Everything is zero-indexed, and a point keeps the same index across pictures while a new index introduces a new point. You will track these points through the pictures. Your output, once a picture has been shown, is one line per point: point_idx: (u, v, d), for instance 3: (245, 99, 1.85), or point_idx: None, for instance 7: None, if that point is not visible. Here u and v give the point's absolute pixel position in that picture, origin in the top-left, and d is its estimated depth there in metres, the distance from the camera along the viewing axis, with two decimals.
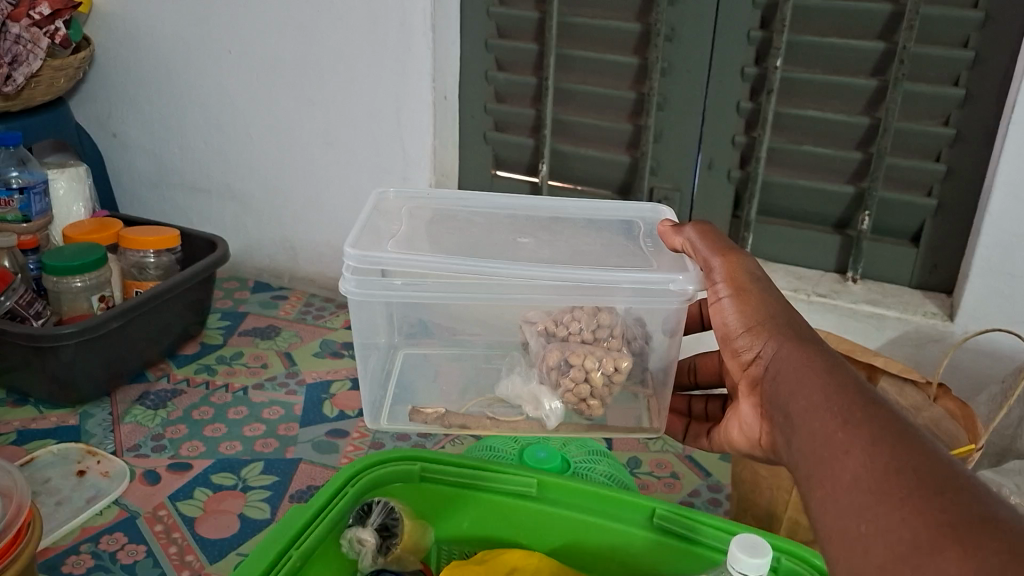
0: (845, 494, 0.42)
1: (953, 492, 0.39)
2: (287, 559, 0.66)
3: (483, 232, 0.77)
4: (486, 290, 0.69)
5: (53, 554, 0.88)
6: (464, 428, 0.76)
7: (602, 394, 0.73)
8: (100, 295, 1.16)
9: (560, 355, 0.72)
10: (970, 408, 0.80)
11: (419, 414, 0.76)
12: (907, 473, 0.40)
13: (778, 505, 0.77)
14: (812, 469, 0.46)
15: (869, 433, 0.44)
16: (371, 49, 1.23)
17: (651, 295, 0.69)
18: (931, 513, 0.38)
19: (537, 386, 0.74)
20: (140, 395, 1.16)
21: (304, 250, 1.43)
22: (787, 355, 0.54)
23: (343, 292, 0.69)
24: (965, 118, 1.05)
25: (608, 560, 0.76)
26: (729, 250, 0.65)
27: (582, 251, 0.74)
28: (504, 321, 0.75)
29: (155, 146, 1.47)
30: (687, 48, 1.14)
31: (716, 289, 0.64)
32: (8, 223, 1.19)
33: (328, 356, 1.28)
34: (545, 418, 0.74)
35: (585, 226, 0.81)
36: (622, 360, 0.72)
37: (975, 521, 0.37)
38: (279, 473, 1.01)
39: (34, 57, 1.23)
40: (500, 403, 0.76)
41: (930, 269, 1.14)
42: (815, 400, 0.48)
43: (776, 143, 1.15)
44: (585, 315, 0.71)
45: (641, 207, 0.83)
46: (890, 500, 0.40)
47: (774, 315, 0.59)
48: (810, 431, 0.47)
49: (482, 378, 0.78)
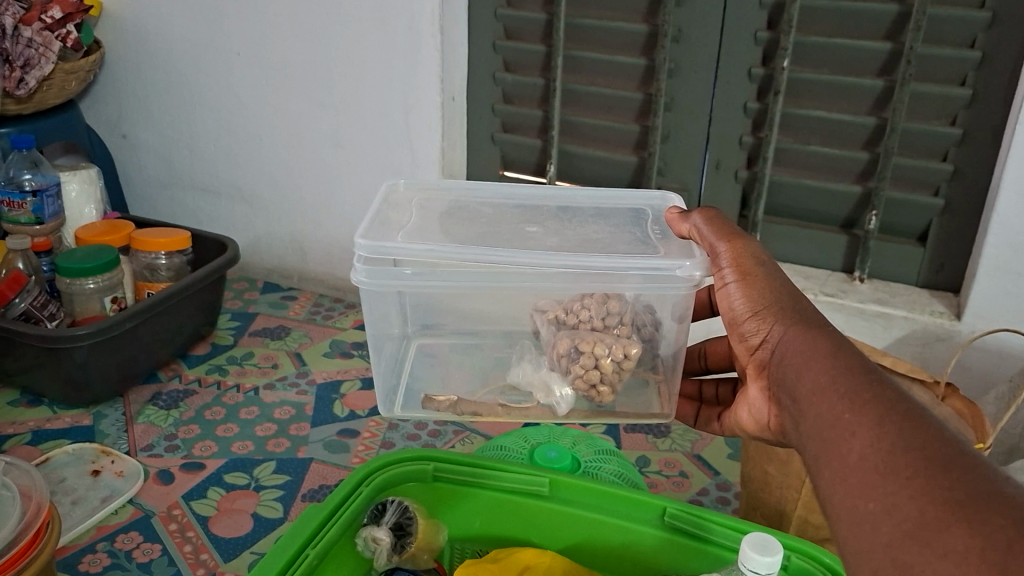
0: (852, 474, 0.43)
1: (960, 469, 0.39)
2: (304, 557, 0.67)
3: (492, 221, 0.78)
4: (495, 277, 0.69)
5: (70, 553, 0.89)
6: (475, 415, 0.75)
7: (612, 380, 0.74)
8: (113, 296, 1.17)
9: (570, 342, 0.73)
10: (979, 410, 0.79)
11: (431, 401, 0.76)
12: (915, 452, 0.41)
13: (788, 505, 0.78)
14: (820, 450, 0.46)
15: (875, 413, 0.44)
16: (380, 51, 1.24)
17: (660, 281, 0.69)
18: (939, 491, 0.38)
19: (547, 373, 0.74)
20: (152, 395, 1.17)
21: (313, 250, 1.44)
22: (793, 338, 0.54)
23: (354, 283, 0.70)
24: (972, 118, 1.05)
25: (620, 558, 0.76)
26: (736, 237, 0.66)
27: (590, 238, 0.75)
28: (514, 312, 0.76)
29: (165, 148, 1.48)
30: (695, 48, 1.15)
31: (722, 274, 0.65)
32: (21, 225, 1.20)
33: (337, 356, 1.29)
34: (556, 405, 0.74)
35: (593, 215, 0.81)
36: (632, 346, 0.73)
37: (984, 499, 0.37)
38: (291, 472, 1.02)
39: (46, 61, 1.24)
40: (512, 390, 0.76)
41: (937, 268, 1.15)
42: (822, 381, 0.49)
43: (783, 143, 1.16)
44: (594, 303, 0.72)
45: (648, 195, 0.83)
46: (898, 480, 0.40)
47: (780, 299, 0.59)
48: (817, 414, 0.48)
49: (496, 367, 0.79)
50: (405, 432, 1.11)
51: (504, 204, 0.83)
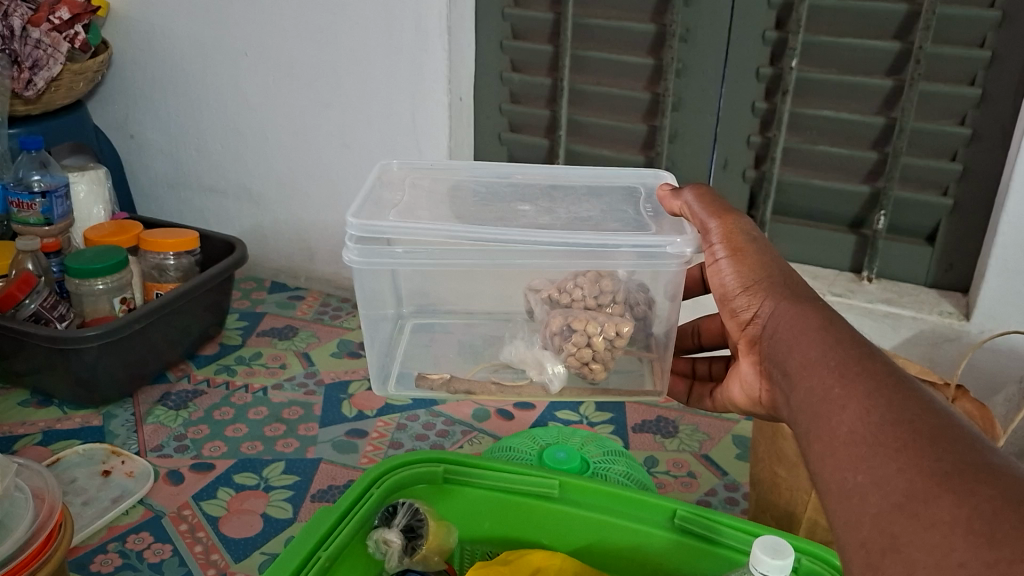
0: (842, 448, 0.42)
1: (949, 442, 0.39)
2: (316, 558, 0.67)
3: (482, 201, 0.78)
4: (491, 256, 0.69)
5: (81, 552, 0.90)
6: (470, 393, 0.77)
7: (604, 358, 0.74)
8: (122, 297, 1.17)
9: (563, 320, 0.73)
10: (988, 411, 0.75)
11: (425, 380, 0.77)
12: (903, 424, 0.41)
13: (798, 505, 0.76)
14: (810, 424, 0.46)
15: (865, 386, 0.44)
16: (387, 51, 1.24)
17: (650, 259, 0.69)
18: (928, 461, 0.38)
19: (540, 351, 0.75)
20: (162, 395, 1.18)
21: (320, 250, 1.44)
22: (784, 314, 0.54)
23: (346, 262, 0.70)
24: (981, 117, 1.05)
25: (630, 560, 0.77)
26: (727, 212, 0.66)
27: (580, 217, 0.75)
28: (506, 291, 0.76)
29: (172, 147, 1.48)
30: (702, 48, 1.15)
31: (713, 249, 0.64)
32: (31, 226, 1.20)
33: (345, 356, 1.29)
34: (549, 382, 0.75)
35: (584, 194, 0.81)
36: (624, 324, 0.73)
37: (972, 470, 0.37)
38: (300, 472, 1.03)
39: (55, 62, 1.25)
40: (505, 368, 0.78)
41: (946, 268, 1.15)
42: (814, 356, 0.48)
43: (791, 143, 1.16)
44: (588, 281, 0.72)
45: (642, 172, 0.83)
46: (886, 452, 0.40)
47: (773, 274, 0.59)
48: (808, 388, 0.47)
49: (487, 347, 0.79)
50: (413, 432, 1.11)
51: (501, 184, 0.83)
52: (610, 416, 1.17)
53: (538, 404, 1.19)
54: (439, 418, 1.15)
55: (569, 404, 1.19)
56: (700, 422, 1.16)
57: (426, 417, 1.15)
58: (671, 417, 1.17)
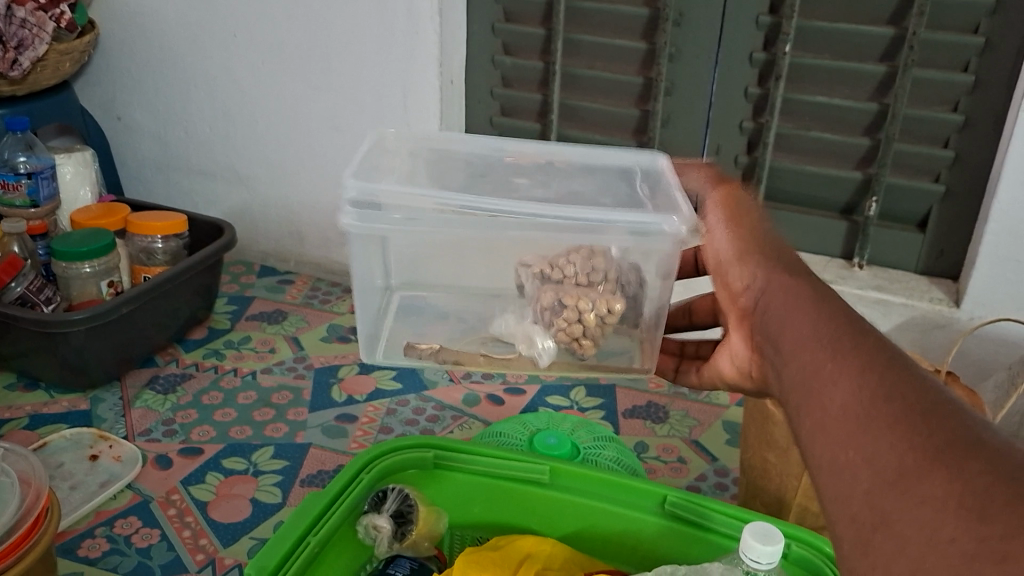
0: (832, 424, 0.42)
1: (940, 416, 0.38)
2: (306, 543, 0.66)
3: (472, 179, 0.77)
4: (483, 233, 0.68)
5: (69, 537, 0.89)
6: (457, 364, 0.75)
7: (594, 334, 0.74)
8: (111, 280, 1.16)
9: (555, 296, 0.72)
10: (979, 397, 0.75)
11: (413, 349, 0.76)
12: (894, 399, 0.40)
13: (788, 491, 0.75)
14: (800, 399, 0.46)
15: (856, 360, 0.43)
16: (378, 34, 1.23)
17: (646, 234, 0.67)
18: (918, 437, 0.38)
19: (530, 326, 0.74)
20: (150, 379, 1.17)
21: (310, 233, 1.43)
22: (775, 288, 0.54)
23: (342, 226, 0.68)
24: (974, 104, 1.05)
25: (620, 545, 0.77)
26: (730, 200, 0.67)
27: (571, 197, 0.75)
28: (497, 275, 0.75)
29: (160, 129, 1.46)
30: (695, 32, 1.14)
31: (714, 233, 0.65)
32: (17, 208, 1.19)
33: (335, 340, 1.28)
34: (538, 357, 0.73)
35: (580, 172, 0.79)
36: (615, 302, 0.73)
37: (963, 445, 0.37)
38: (290, 457, 1.02)
39: (40, 41, 1.23)
40: (495, 342, 0.77)
41: (937, 255, 1.15)
42: (804, 331, 0.48)
43: (784, 129, 1.15)
44: (580, 257, 0.71)
45: (639, 154, 0.79)
46: (877, 427, 0.40)
47: (767, 250, 0.59)
48: (799, 363, 0.47)
49: (478, 324, 0.79)
50: (403, 416, 1.11)
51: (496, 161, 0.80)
52: (601, 401, 1.17)
53: (528, 389, 1.19)
54: (429, 403, 1.14)
55: (559, 389, 1.19)
56: (690, 408, 1.16)
57: (416, 402, 1.14)
58: (661, 403, 1.17)
